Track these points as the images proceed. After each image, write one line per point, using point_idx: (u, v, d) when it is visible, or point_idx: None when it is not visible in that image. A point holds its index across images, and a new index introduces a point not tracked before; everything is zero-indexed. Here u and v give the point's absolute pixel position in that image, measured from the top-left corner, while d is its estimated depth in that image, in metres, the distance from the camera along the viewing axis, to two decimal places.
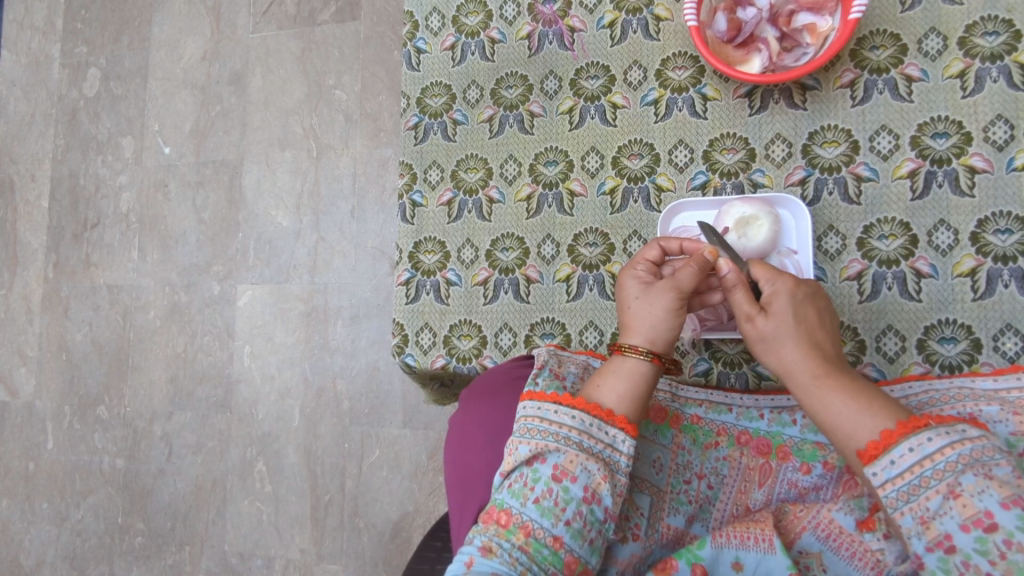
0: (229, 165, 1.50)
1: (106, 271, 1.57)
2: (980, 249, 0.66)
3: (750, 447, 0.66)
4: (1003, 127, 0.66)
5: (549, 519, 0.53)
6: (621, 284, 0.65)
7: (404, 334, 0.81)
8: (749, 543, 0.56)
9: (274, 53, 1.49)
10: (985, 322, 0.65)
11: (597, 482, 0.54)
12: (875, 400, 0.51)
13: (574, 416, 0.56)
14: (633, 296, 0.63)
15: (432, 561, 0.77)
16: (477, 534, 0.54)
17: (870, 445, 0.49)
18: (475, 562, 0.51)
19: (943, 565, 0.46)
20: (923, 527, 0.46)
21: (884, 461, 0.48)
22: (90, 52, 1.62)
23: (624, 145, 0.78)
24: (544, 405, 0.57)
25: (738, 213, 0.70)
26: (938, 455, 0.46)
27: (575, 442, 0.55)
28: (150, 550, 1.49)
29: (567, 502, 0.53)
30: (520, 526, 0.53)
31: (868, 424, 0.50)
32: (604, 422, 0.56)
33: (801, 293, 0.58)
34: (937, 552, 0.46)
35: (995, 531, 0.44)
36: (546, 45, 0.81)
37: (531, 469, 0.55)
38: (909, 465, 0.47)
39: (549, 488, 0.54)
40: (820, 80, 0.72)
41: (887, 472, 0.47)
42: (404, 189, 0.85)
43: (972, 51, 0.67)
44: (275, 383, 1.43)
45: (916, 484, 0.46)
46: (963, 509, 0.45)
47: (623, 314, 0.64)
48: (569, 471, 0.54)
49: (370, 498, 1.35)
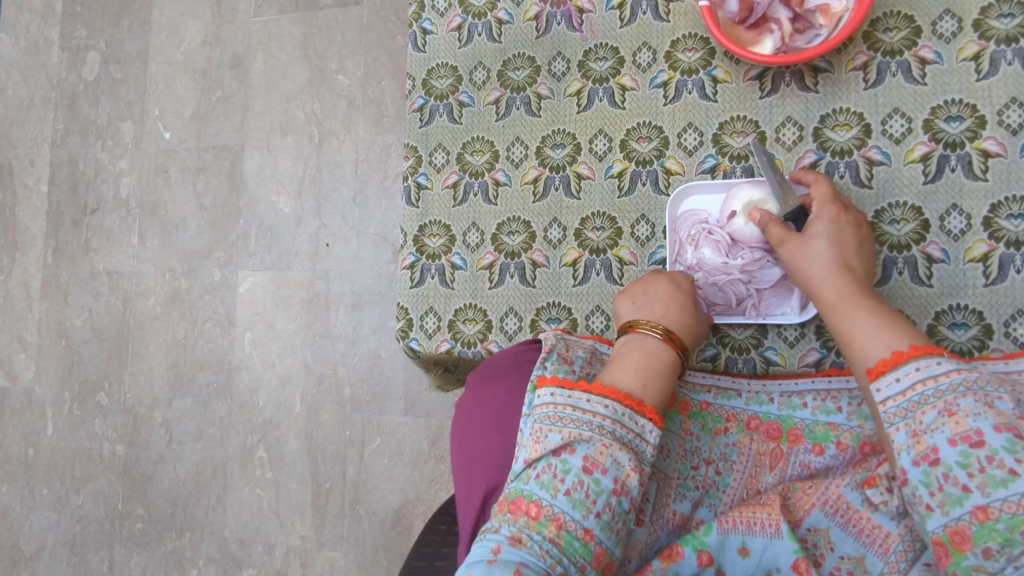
0: (230, 150, 1.49)
1: (106, 257, 1.56)
2: (993, 234, 0.65)
3: (760, 432, 0.66)
4: (1017, 111, 0.65)
5: (580, 511, 0.52)
6: (667, 277, 0.69)
7: (409, 318, 0.81)
8: (755, 528, 0.56)
9: (276, 37, 1.47)
10: (996, 307, 0.64)
11: (627, 474, 0.54)
12: (891, 325, 0.53)
13: (607, 406, 0.56)
14: (682, 293, 0.67)
15: (429, 560, 0.75)
16: (504, 523, 0.53)
17: (878, 363, 0.51)
18: (502, 550, 0.50)
19: (925, 478, 0.46)
20: (914, 440, 0.47)
21: (889, 377, 0.49)
22: (90, 35, 1.61)
23: (633, 128, 0.77)
24: (576, 393, 0.56)
25: (746, 199, 0.68)
26: (944, 377, 0.47)
27: (608, 431, 0.55)
28: (150, 536, 1.49)
29: (598, 494, 0.53)
30: (552, 518, 0.52)
31: (878, 344, 0.52)
32: (636, 412, 0.56)
33: (848, 228, 0.62)
34: (922, 465, 0.46)
35: (980, 447, 0.44)
36: (553, 27, 0.80)
37: (559, 460, 0.54)
38: (911, 383, 0.48)
39: (579, 480, 0.53)
40: (832, 62, 0.71)
41: (890, 389, 0.49)
42: (408, 171, 0.84)
43: (986, 34, 0.66)
44: (276, 369, 1.42)
45: (916, 401, 0.48)
46: (955, 425, 0.45)
47: (661, 304, 0.66)
48: (599, 462, 0.53)
49: (371, 485, 1.35)
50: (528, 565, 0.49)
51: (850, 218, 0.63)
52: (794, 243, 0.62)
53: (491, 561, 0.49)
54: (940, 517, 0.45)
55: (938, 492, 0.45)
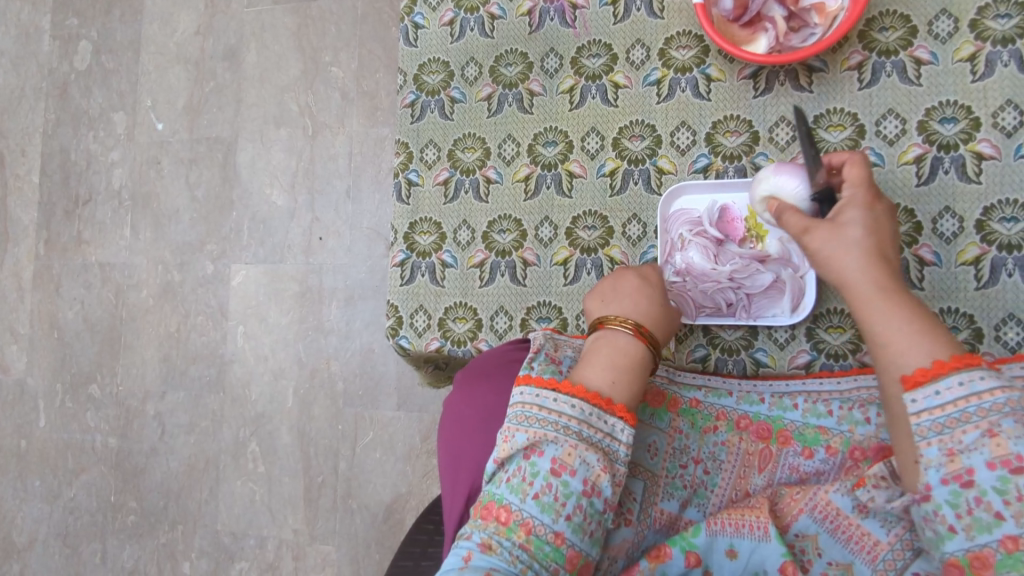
0: (223, 142, 1.48)
1: (98, 248, 1.55)
2: (985, 238, 0.64)
3: (750, 432, 0.66)
4: (1013, 113, 0.64)
5: (550, 515, 0.52)
6: (636, 272, 0.68)
7: (399, 316, 0.80)
8: (744, 530, 0.56)
9: (269, 28, 1.46)
10: (987, 311, 0.64)
11: (597, 475, 0.54)
12: (926, 328, 0.50)
13: (573, 405, 0.55)
14: (650, 287, 0.67)
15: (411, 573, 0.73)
16: (476, 529, 0.53)
17: (916, 371, 0.49)
18: (473, 557, 0.51)
19: (953, 498, 0.45)
20: (947, 459, 0.46)
21: (929, 389, 0.47)
22: (82, 24, 1.59)
23: (625, 126, 0.76)
24: (542, 392, 0.57)
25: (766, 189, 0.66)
26: (988, 394, 0.45)
27: (574, 431, 0.54)
28: (142, 528, 1.49)
29: (567, 497, 0.53)
30: (521, 523, 0.52)
31: (916, 350, 0.49)
32: (604, 411, 0.56)
33: (883, 215, 0.57)
34: (953, 484, 0.45)
35: (1020, 474, 0.43)
36: (546, 22, 0.79)
37: (528, 463, 0.54)
38: (953, 397, 0.46)
39: (547, 483, 0.53)
40: (827, 61, 0.70)
41: (928, 401, 0.47)
42: (399, 167, 0.83)
43: (983, 35, 0.65)
44: (269, 363, 1.42)
45: (956, 417, 0.46)
46: (995, 448, 0.44)
47: (630, 298, 0.66)
48: (567, 464, 0.53)
49: (363, 479, 1.35)
50: (497, 571, 0.50)
51: (882, 203, 0.59)
52: (822, 229, 0.57)
53: (461, 569, 0.50)
54: (964, 540, 0.45)
55: (965, 515, 0.45)
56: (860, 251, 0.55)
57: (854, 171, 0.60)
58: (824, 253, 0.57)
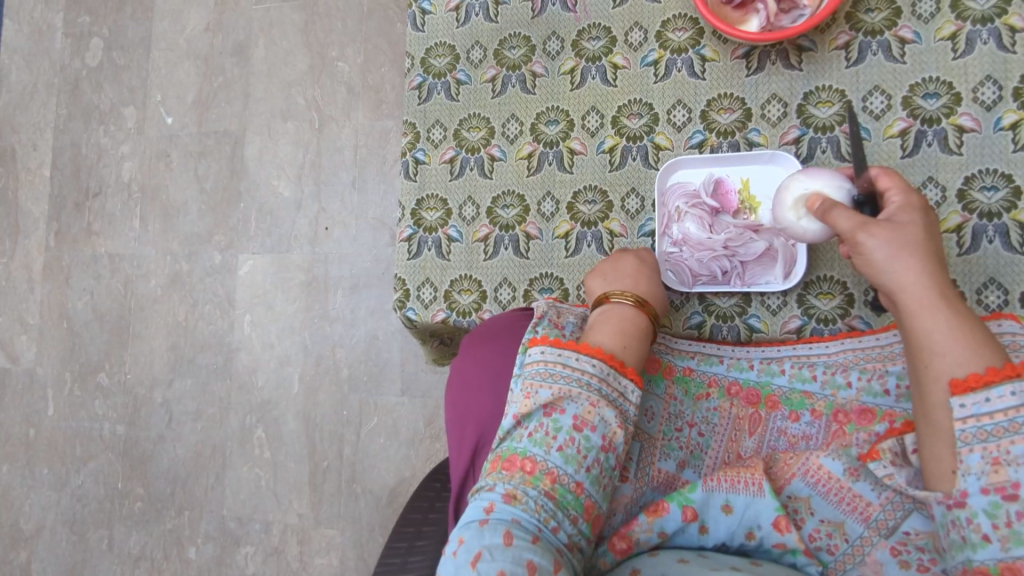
0: (231, 135, 1.51)
1: (107, 240, 1.58)
2: (967, 206, 0.68)
3: (740, 397, 0.69)
4: (992, 88, 0.68)
5: (572, 466, 0.55)
6: (634, 255, 0.73)
7: (406, 289, 0.83)
8: (739, 486, 0.58)
9: (277, 25, 1.50)
10: (970, 276, 0.67)
11: (613, 431, 0.57)
12: (980, 335, 0.50)
13: (594, 364, 0.58)
14: (648, 268, 0.71)
15: (402, 556, 0.71)
16: (500, 481, 0.55)
17: (969, 378, 0.48)
18: (495, 508, 0.52)
19: (992, 508, 0.46)
20: (992, 468, 0.47)
21: (979, 396, 0.48)
22: (94, 22, 1.63)
23: (624, 105, 0.80)
24: (565, 351, 0.59)
25: (799, 189, 0.65)
26: None
27: (595, 388, 0.58)
28: (149, 515, 1.51)
29: (588, 450, 0.56)
30: (547, 472, 0.55)
31: (971, 356, 0.49)
32: (619, 372, 0.59)
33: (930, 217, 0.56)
34: (994, 495, 0.46)
35: None
36: (548, 7, 0.83)
37: (550, 419, 0.57)
38: (1004, 406, 0.47)
39: (571, 437, 0.56)
40: (816, 41, 0.73)
41: (977, 408, 0.47)
42: (407, 147, 0.86)
43: (963, 14, 0.69)
44: (275, 351, 1.45)
45: (1003, 427, 0.46)
46: None
47: (630, 278, 0.70)
48: (588, 420, 0.56)
49: (368, 464, 1.37)
50: (521, 520, 0.51)
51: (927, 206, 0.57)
52: (884, 228, 0.54)
53: (483, 522, 0.51)
54: (998, 550, 0.46)
55: (1003, 526, 0.46)
56: (920, 254, 0.53)
57: (894, 179, 0.58)
58: (881, 255, 0.53)
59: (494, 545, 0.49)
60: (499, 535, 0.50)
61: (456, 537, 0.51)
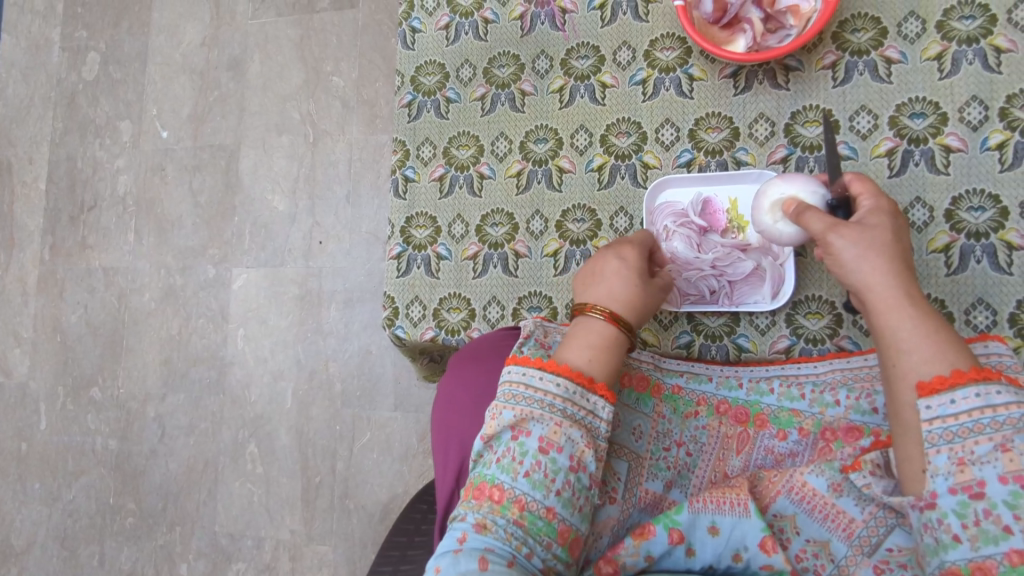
0: (226, 149, 1.52)
1: (102, 254, 1.58)
2: (955, 226, 0.68)
3: (728, 416, 0.68)
4: (978, 108, 0.68)
5: (541, 491, 0.54)
6: (614, 253, 0.68)
7: (395, 307, 0.83)
8: (724, 507, 0.58)
9: (273, 40, 1.50)
10: (957, 296, 0.67)
11: (581, 451, 0.56)
12: (948, 337, 0.51)
13: (559, 384, 0.58)
14: (628, 268, 0.66)
15: (394, 564, 0.73)
16: (470, 510, 0.55)
17: (934, 378, 0.49)
18: (467, 538, 0.52)
19: (961, 508, 0.46)
20: (957, 468, 0.47)
21: (944, 398, 0.48)
22: (91, 36, 1.64)
23: (612, 123, 0.80)
24: (530, 370, 0.59)
25: (776, 194, 0.66)
26: (1003, 408, 0.47)
27: (559, 408, 0.57)
28: (141, 530, 1.50)
29: (556, 473, 0.55)
30: (514, 501, 0.54)
31: (936, 355, 0.50)
32: (587, 390, 0.58)
33: (901, 223, 0.58)
34: (961, 494, 0.46)
35: None
36: (537, 26, 0.83)
37: (517, 443, 0.56)
38: (969, 407, 0.48)
39: (537, 461, 0.55)
40: (803, 61, 0.74)
41: (942, 409, 0.48)
42: (396, 164, 0.86)
43: (949, 35, 0.69)
44: (269, 365, 1.44)
45: (969, 427, 0.47)
46: (1008, 463, 0.46)
47: (603, 283, 0.66)
48: (553, 442, 0.56)
49: (360, 479, 1.36)
50: (493, 549, 0.51)
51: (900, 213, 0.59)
52: (852, 229, 0.56)
53: (457, 551, 0.51)
54: (968, 550, 0.45)
55: (972, 525, 0.46)
56: (888, 256, 0.55)
57: (866, 185, 0.60)
58: (850, 255, 0.56)
59: (468, 571, 0.49)
60: (474, 561, 0.50)
61: (432, 567, 0.52)
